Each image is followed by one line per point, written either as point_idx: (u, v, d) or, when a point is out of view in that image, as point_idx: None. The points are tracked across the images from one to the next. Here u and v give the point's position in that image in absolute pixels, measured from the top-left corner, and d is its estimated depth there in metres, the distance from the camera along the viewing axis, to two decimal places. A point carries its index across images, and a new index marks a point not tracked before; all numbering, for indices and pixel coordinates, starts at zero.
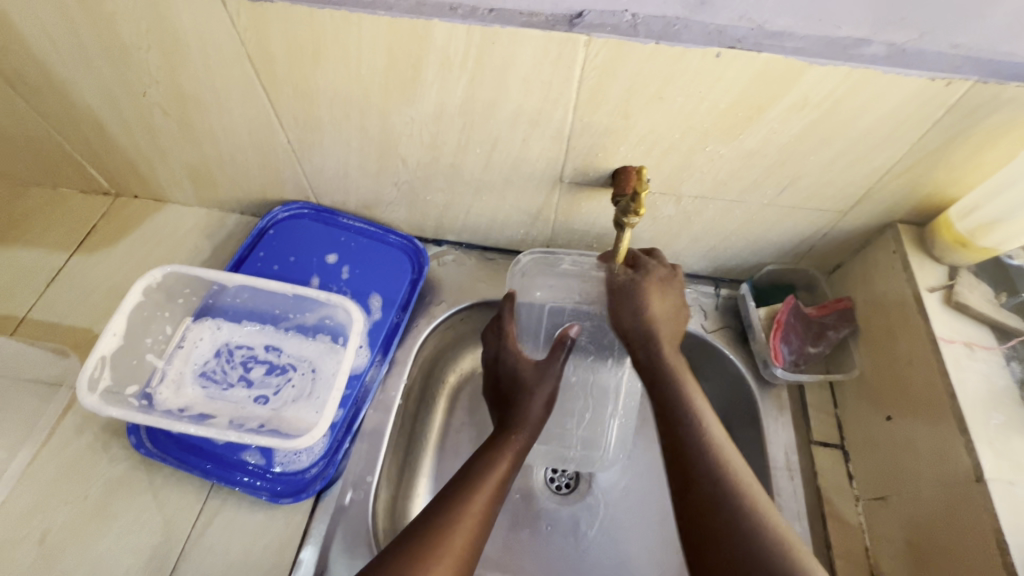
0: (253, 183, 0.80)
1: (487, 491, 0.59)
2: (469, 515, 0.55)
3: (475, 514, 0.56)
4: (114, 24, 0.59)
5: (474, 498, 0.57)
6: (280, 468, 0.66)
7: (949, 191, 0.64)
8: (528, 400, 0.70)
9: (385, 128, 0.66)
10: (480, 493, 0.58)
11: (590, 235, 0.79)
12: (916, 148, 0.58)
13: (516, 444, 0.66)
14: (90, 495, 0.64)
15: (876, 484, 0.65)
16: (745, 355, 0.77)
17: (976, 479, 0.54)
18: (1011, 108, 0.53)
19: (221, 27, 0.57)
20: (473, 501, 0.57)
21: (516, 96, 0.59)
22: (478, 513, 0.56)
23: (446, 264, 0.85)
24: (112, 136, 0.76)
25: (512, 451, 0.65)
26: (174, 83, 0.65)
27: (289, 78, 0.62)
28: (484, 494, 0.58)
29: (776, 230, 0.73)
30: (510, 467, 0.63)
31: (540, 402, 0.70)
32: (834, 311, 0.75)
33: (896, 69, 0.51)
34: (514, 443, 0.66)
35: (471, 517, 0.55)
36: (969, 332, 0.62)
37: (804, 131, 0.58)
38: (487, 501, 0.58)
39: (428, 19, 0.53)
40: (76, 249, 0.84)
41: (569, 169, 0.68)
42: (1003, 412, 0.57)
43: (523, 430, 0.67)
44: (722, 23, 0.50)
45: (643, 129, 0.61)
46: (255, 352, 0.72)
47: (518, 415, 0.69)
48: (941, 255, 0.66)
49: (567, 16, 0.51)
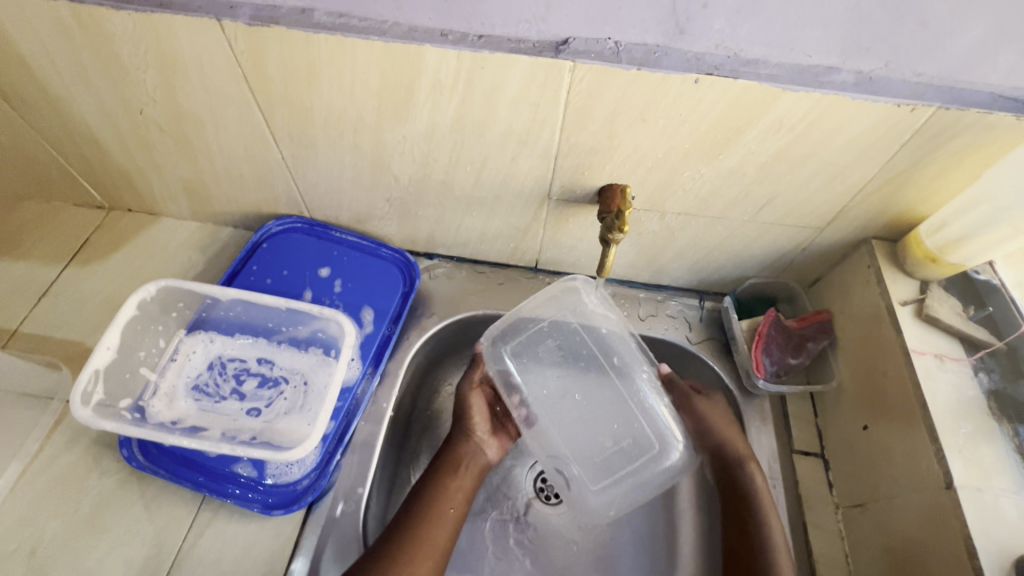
0: (248, 198, 0.82)
1: (439, 519, 0.65)
2: (438, 529, 0.64)
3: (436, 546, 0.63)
4: (115, 46, 0.60)
5: (440, 511, 0.66)
6: (271, 481, 0.67)
7: (919, 209, 0.66)
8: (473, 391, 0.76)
9: (379, 146, 0.68)
10: (437, 525, 0.64)
11: (577, 249, 0.81)
12: (885, 169, 0.61)
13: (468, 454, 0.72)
14: (81, 507, 0.65)
15: (854, 492, 0.67)
16: (729, 366, 0.79)
17: (946, 487, 0.56)
18: (972, 133, 0.56)
19: (220, 49, 0.59)
20: (429, 534, 0.63)
21: (504, 117, 0.61)
22: (451, 508, 0.67)
23: (438, 277, 0.87)
24: (109, 151, 0.77)
25: (464, 463, 0.71)
26: (172, 102, 0.67)
27: (284, 97, 0.64)
28: (437, 523, 0.65)
29: (756, 245, 0.76)
30: (474, 451, 0.73)
31: (477, 409, 0.75)
32: (814, 323, 0.78)
33: (864, 96, 0.53)
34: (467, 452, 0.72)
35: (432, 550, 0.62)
36: (940, 344, 0.65)
37: (779, 152, 0.61)
38: (458, 489, 0.69)
39: (420, 44, 0.55)
40: (69, 262, 0.84)
41: (556, 186, 0.70)
42: (971, 422, 0.59)
43: (472, 441, 0.73)
44: (700, 51, 0.53)
45: (627, 148, 0.63)
46: (248, 365, 0.73)
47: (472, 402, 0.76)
48: (912, 270, 0.69)
49: (553, 43, 0.54)
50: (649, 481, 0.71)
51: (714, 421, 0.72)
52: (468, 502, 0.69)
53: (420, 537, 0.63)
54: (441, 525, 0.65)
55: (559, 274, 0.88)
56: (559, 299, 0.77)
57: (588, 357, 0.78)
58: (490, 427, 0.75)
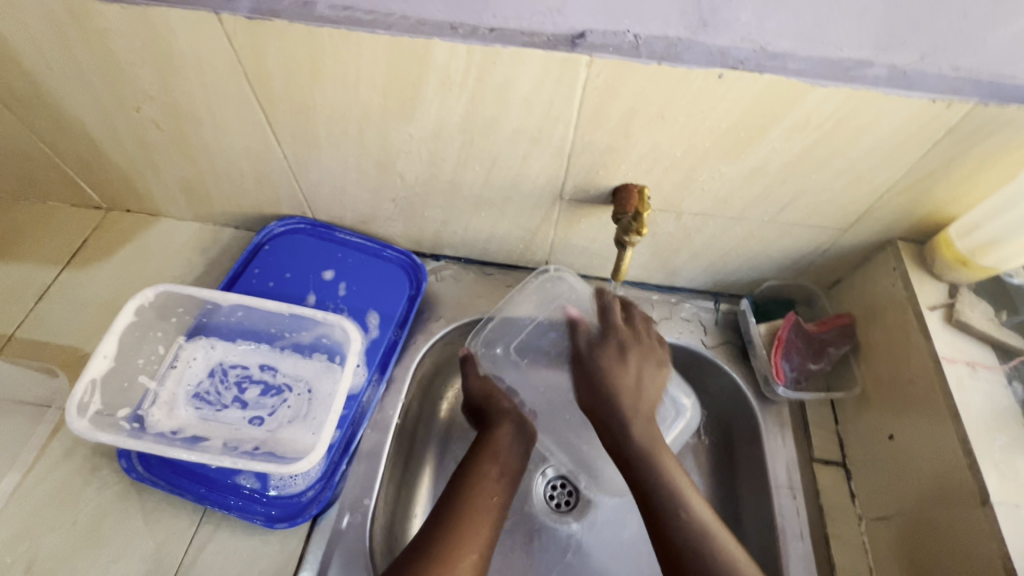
0: (250, 198, 0.79)
1: (484, 506, 0.63)
2: (479, 516, 0.62)
3: (482, 534, 0.61)
4: (108, 40, 0.58)
5: (479, 496, 0.64)
6: (275, 492, 0.65)
7: (949, 210, 0.63)
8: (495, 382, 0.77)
9: (384, 144, 0.66)
10: (483, 512, 0.63)
11: (589, 250, 0.79)
12: (916, 168, 0.58)
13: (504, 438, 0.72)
14: (79, 520, 0.63)
15: (879, 503, 0.64)
16: (745, 371, 0.77)
17: (981, 503, 0.53)
18: (1011, 130, 0.53)
19: (217, 43, 0.56)
20: (476, 522, 0.61)
21: (516, 114, 0.59)
22: (491, 493, 0.65)
23: (444, 279, 0.84)
24: (105, 150, 0.74)
25: (501, 448, 0.70)
26: (168, 99, 0.64)
27: (285, 94, 0.61)
28: (482, 511, 0.63)
29: (775, 246, 0.73)
30: (512, 436, 0.72)
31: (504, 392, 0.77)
32: (834, 327, 0.75)
33: (899, 91, 0.50)
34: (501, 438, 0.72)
35: (478, 538, 0.60)
36: (971, 351, 0.62)
37: (805, 150, 0.58)
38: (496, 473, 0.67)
39: (428, 38, 0.52)
40: (66, 265, 0.82)
41: (569, 186, 0.67)
42: (1007, 433, 0.57)
43: (505, 425, 0.73)
44: (725, 45, 0.50)
45: (645, 147, 0.60)
46: (249, 372, 0.71)
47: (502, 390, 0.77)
48: (941, 273, 0.66)
49: (569, 36, 0.51)
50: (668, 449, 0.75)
51: (634, 346, 0.68)
52: (510, 485, 0.68)
53: (466, 527, 0.60)
54: (487, 513, 0.63)
55: None
56: (550, 291, 0.76)
57: None
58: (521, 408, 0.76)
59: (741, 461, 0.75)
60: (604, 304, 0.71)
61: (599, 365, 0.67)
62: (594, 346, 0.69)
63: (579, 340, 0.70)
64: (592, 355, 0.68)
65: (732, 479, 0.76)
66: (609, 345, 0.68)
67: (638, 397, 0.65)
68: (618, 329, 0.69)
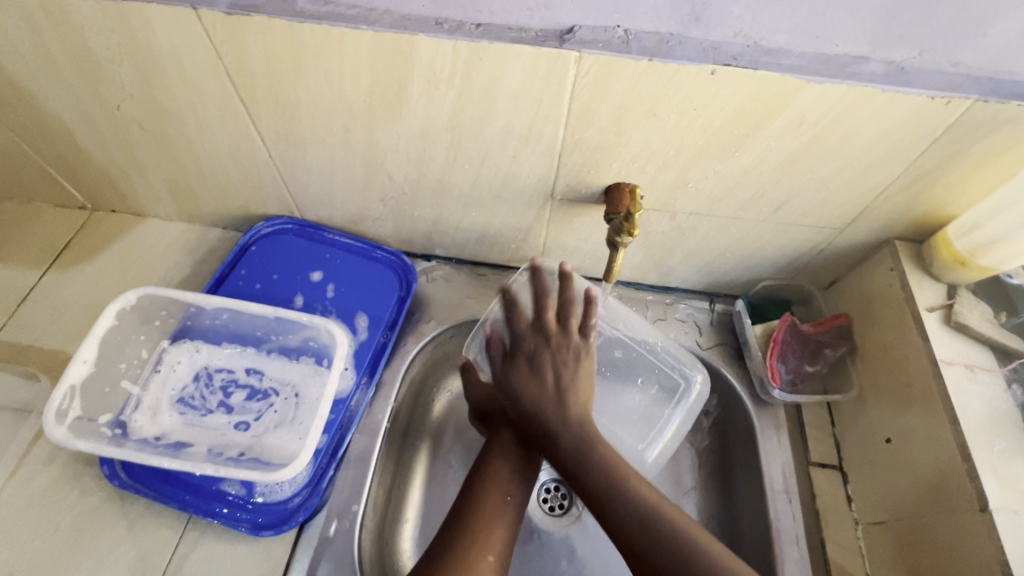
0: (236, 198, 0.78)
1: (498, 508, 0.61)
2: (485, 515, 0.60)
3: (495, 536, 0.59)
4: (84, 37, 0.56)
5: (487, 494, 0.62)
6: (261, 499, 0.64)
7: (948, 209, 0.62)
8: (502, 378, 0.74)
9: (371, 143, 0.64)
10: (498, 513, 0.61)
11: (582, 251, 0.77)
12: (914, 167, 0.57)
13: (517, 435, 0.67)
14: (60, 528, 0.61)
15: (875, 508, 0.63)
16: (740, 373, 0.76)
17: (980, 509, 0.52)
18: (1011, 128, 0.52)
19: (196, 39, 0.55)
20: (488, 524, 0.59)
21: (505, 112, 0.57)
22: (499, 489, 0.63)
23: (435, 280, 0.83)
24: (87, 150, 0.73)
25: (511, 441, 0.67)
26: (149, 97, 0.63)
27: (268, 92, 0.59)
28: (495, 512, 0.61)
29: (771, 246, 0.72)
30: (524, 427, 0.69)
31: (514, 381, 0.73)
32: (831, 328, 0.74)
33: (896, 88, 0.49)
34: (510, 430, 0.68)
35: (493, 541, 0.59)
36: (969, 354, 0.61)
37: (801, 148, 0.57)
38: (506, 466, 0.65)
39: (413, 34, 0.51)
40: (49, 266, 0.80)
41: (560, 185, 0.66)
42: (1006, 437, 0.56)
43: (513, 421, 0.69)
44: (717, 40, 0.49)
45: (637, 145, 0.59)
46: (235, 376, 0.69)
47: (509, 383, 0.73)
48: (939, 273, 0.65)
49: (558, 32, 0.50)
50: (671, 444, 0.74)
51: (547, 355, 0.64)
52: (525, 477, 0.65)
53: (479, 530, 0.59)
54: (500, 513, 0.61)
55: None
56: None
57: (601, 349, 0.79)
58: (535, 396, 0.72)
59: (736, 464, 0.74)
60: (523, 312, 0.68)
61: (516, 379, 0.65)
62: (506, 362, 0.67)
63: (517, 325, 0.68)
64: (512, 370, 0.65)
65: (728, 482, 0.74)
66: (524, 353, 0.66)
67: (562, 398, 0.62)
68: (527, 340, 0.66)
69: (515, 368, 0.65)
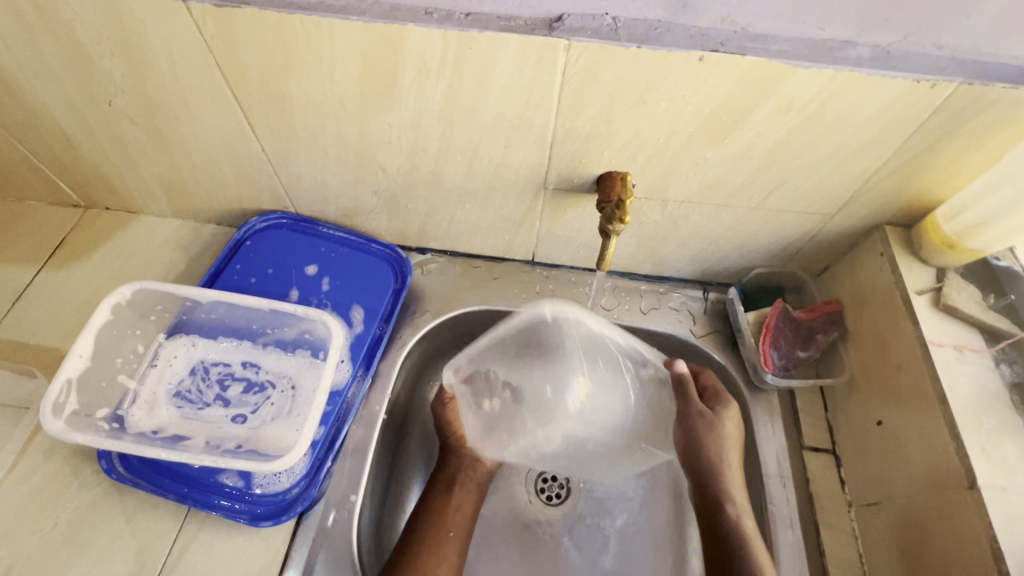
0: (230, 193, 0.78)
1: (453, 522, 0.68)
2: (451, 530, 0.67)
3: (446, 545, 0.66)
4: (75, 32, 0.56)
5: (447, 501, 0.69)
6: (259, 490, 0.64)
7: (936, 193, 0.63)
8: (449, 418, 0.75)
9: (364, 136, 0.64)
10: (452, 532, 0.67)
11: (575, 241, 0.78)
12: (902, 150, 0.58)
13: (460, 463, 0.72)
14: (60, 522, 0.62)
15: (868, 490, 0.64)
16: (734, 360, 0.76)
17: (969, 487, 0.53)
18: (996, 110, 0.52)
19: (188, 34, 0.55)
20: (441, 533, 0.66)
21: (496, 102, 0.57)
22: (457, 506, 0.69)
23: (430, 272, 0.83)
24: (80, 147, 0.73)
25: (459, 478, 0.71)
26: (141, 93, 0.63)
27: (260, 85, 0.60)
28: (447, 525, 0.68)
29: (763, 233, 0.72)
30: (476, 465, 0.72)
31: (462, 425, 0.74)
32: (823, 314, 0.74)
33: (881, 72, 0.50)
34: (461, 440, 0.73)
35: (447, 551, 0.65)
36: (959, 335, 0.62)
37: (789, 134, 0.57)
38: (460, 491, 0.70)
39: (403, 24, 0.51)
40: (44, 264, 0.81)
41: (552, 175, 0.66)
42: (994, 416, 0.56)
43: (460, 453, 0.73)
44: (705, 26, 0.49)
45: (627, 134, 0.59)
46: (232, 369, 0.70)
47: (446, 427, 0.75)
48: (928, 257, 0.66)
49: (547, 20, 0.50)
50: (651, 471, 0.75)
51: (732, 422, 0.70)
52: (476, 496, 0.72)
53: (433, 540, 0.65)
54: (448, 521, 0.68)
55: (556, 267, 0.84)
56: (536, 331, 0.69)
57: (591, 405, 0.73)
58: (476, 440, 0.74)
59: None
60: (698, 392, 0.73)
61: (712, 463, 0.68)
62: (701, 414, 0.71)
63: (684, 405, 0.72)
64: (716, 463, 0.68)
65: None
66: (715, 436, 0.69)
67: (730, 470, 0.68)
68: (728, 410, 0.70)
69: (707, 421, 0.70)
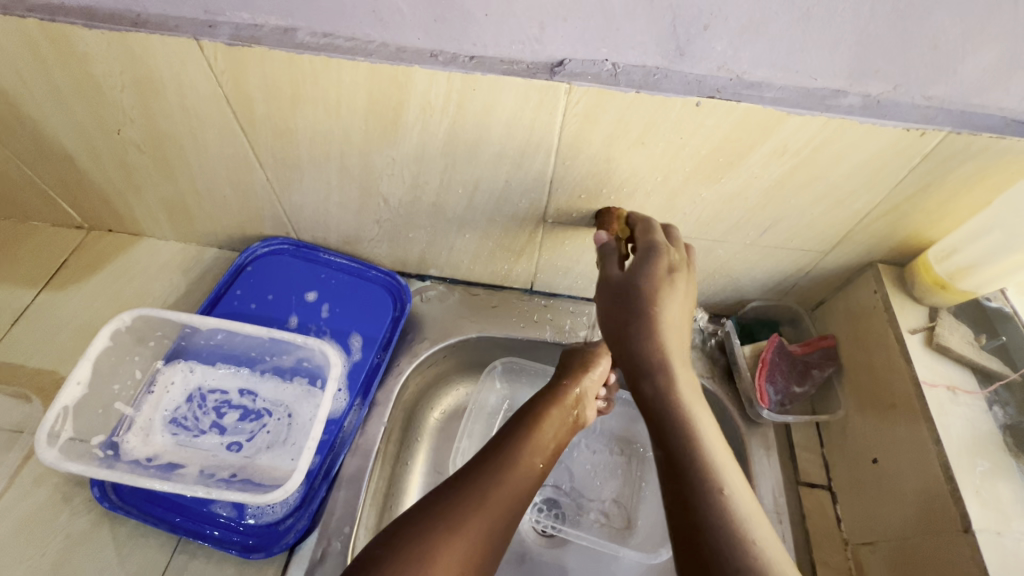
0: (233, 219, 0.79)
1: (501, 502, 0.55)
2: (484, 516, 0.53)
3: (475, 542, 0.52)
4: (88, 64, 0.57)
5: (495, 495, 0.55)
6: (252, 521, 0.64)
7: (927, 235, 0.64)
8: (539, 433, 0.63)
9: (367, 167, 0.65)
10: (488, 506, 0.54)
11: (573, 272, 0.79)
12: (893, 193, 0.59)
13: (507, 442, 0.61)
14: (48, 552, 0.61)
15: (864, 528, 0.64)
16: (731, 393, 0.76)
17: (963, 530, 0.53)
18: (983, 158, 0.54)
19: (198, 69, 0.56)
20: (477, 532, 0.52)
21: (498, 138, 0.59)
22: (499, 510, 0.55)
23: (429, 300, 0.84)
24: (85, 171, 0.74)
25: (551, 421, 0.65)
26: (150, 122, 0.64)
27: (267, 118, 0.61)
28: (511, 496, 0.57)
29: (757, 268, 0.73)
30: (525, 465, 0.59)
31: (551, 436, 0.64)
32: (818, 349, 0.75)
33: (872, 120, 0.51)
34: (567, 415, 0.67)
35: (481, 525, 0.53)
36: (951, 376, 0.63)
37: (784, 175, 0.58)
38: (506, 498, 0.56)
39: (408, 65, 0.52)
40: (45, 286, 0.81)
41: (552, 209, 0.68)
42: (987, 459, 0.57)
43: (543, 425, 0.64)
44: (701, 74, 0.51)
45: (625, 171, 0.61)
46: (229, 397, 0.70)
47: (533, 434, 0.62)
48: (920, 296, 0.67)
49: (548, 65, 0.52)
50: (638, 468, 0.82)
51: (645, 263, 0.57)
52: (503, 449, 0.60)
53: (461, 535, 0.51)
54: (521, 482, 0.58)
55: (555, 296, 0.85)
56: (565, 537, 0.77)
57: (597, 456, 0.83)
58: (594, 392, 0.70)
59: None
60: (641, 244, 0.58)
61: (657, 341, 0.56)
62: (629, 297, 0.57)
63: (610, 273, 0.59)
64: (653, 360, 0.56)
65: None
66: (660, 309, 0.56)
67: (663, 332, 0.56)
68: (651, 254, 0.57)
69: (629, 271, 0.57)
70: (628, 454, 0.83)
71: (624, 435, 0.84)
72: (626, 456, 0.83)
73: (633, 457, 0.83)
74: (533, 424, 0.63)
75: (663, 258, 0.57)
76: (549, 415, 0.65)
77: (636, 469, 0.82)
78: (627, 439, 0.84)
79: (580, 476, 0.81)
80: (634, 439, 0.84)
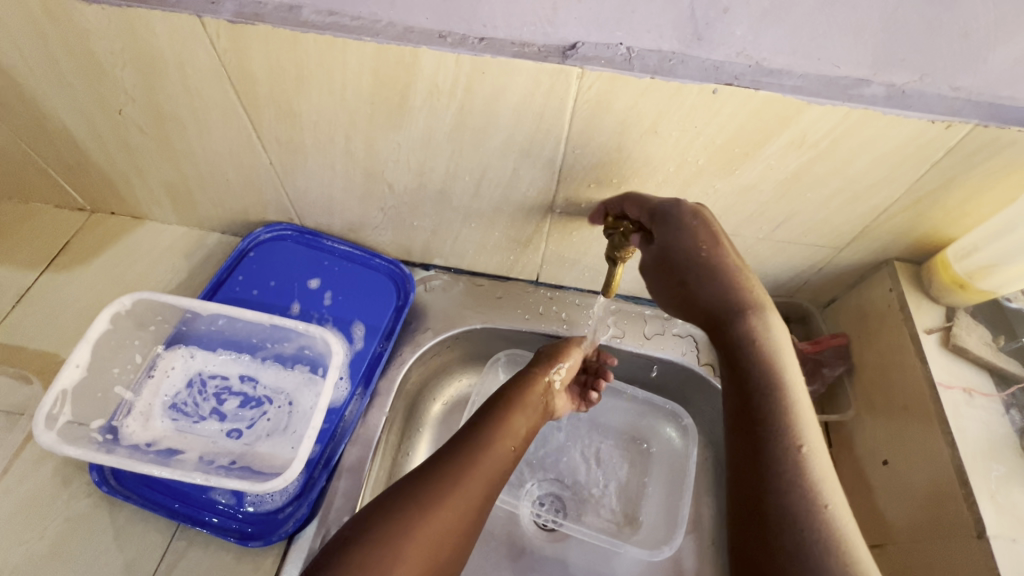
0: (236, 203, 0.78)
1: (476, 486, 0.54)
2: (459, 499, 0.52)
3: (448, 526, 0.51)
4: (88, 41, 0.56)
5: (473, 479, 0.54)
6: (250, 509, 0.63)
7: (947, 232, 0.62)
8: (514, 418, 0.62)
9: (372, 152, 0.64)
10: (462, 489, 0.53)
11: (581, 263, 0.77)
12: (914, 188, 0.57)
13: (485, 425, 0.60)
14: (47, 535, 0.61)
15: (872, 531, 0.63)
16: None
17: (977, 536, 0.52)
18: (1011, 153, 0.52)
19: (201, 47, 0.55)
20: (452, 512, 0.51)
21: (506, 124, 0.57)
22: (472, 495, 0.54)
23: (433, 289, 0.82)
24: (87, 152, 0.72)
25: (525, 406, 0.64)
26: (152, 102, 0.63)
27: (271, 99, 0.59)
28: (485, 480, 0.55)
29: (770, 264, 0.72)
30: (501, 449, 0.59)
31: (524, 420, 0.63)
32: (829, 347, 0.73)
33: (896, 111, 0.49)
34: (538, 402, 0.67)
35: (455, 506, 0.52)
36: (968, 378, 0.61)
37: (801, 168, 0.57)
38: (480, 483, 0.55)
39: (416, 46, 0.51)
40: (46, 268, 0.80)
41: (560, 199, 0.66)
42: (1003, 463, 0.55)
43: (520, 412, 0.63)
44: (720, 59, 0.49)
45: (637, 161, 0.59)
46: (229, 383, 0.69)
47: (507, 420, 0.62)
48: (937, 295, 0.65)
49: (561, 48, 0.50)
50: (640, 463, 0.81)
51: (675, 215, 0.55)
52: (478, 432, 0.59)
53: (436, 514, 0.50)
54: (496, 467, 0.57)
55: (561, 288, 0.84)
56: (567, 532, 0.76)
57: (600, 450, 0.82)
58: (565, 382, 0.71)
59: None
60: (661, 206, 0.56)
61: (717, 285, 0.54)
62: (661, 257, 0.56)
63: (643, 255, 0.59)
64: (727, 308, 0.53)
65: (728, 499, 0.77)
66: (710, 253, 0.54)
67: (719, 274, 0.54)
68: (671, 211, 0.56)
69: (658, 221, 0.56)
70: (631, 449, 0.82)
71: (628, 429, 0.83)
72: (629, 451, 0.82)
73: (636, 452, 0.82)
74: (507, 412, 0.62)
75: (684, 208, 0.55)
76: (524, 401, 0.65)
77: (639, 465, 0.81)
78: (630, 434, 0.83)
79: (582, 470, 0.81)
80: (638, 434, 0.83)
